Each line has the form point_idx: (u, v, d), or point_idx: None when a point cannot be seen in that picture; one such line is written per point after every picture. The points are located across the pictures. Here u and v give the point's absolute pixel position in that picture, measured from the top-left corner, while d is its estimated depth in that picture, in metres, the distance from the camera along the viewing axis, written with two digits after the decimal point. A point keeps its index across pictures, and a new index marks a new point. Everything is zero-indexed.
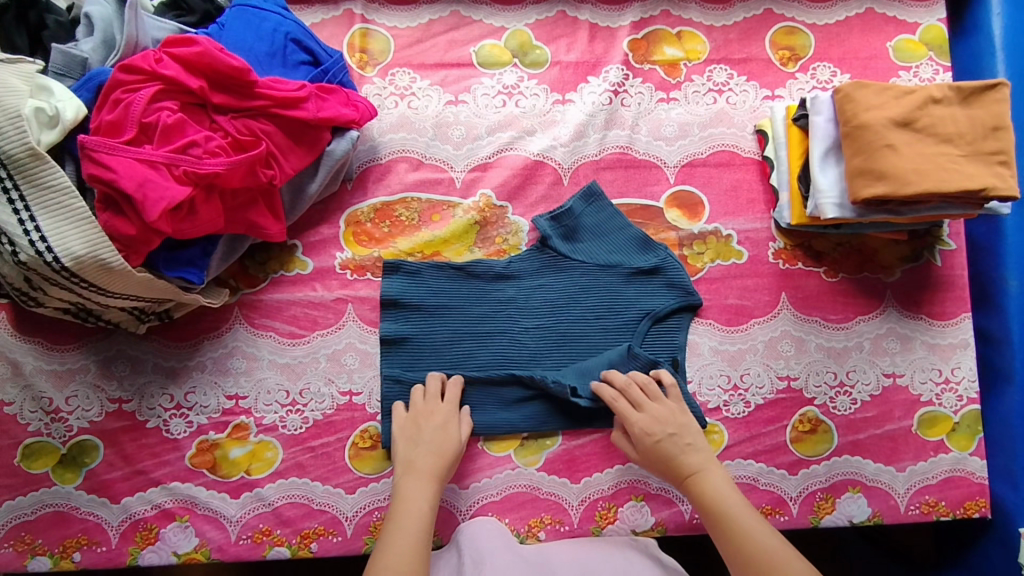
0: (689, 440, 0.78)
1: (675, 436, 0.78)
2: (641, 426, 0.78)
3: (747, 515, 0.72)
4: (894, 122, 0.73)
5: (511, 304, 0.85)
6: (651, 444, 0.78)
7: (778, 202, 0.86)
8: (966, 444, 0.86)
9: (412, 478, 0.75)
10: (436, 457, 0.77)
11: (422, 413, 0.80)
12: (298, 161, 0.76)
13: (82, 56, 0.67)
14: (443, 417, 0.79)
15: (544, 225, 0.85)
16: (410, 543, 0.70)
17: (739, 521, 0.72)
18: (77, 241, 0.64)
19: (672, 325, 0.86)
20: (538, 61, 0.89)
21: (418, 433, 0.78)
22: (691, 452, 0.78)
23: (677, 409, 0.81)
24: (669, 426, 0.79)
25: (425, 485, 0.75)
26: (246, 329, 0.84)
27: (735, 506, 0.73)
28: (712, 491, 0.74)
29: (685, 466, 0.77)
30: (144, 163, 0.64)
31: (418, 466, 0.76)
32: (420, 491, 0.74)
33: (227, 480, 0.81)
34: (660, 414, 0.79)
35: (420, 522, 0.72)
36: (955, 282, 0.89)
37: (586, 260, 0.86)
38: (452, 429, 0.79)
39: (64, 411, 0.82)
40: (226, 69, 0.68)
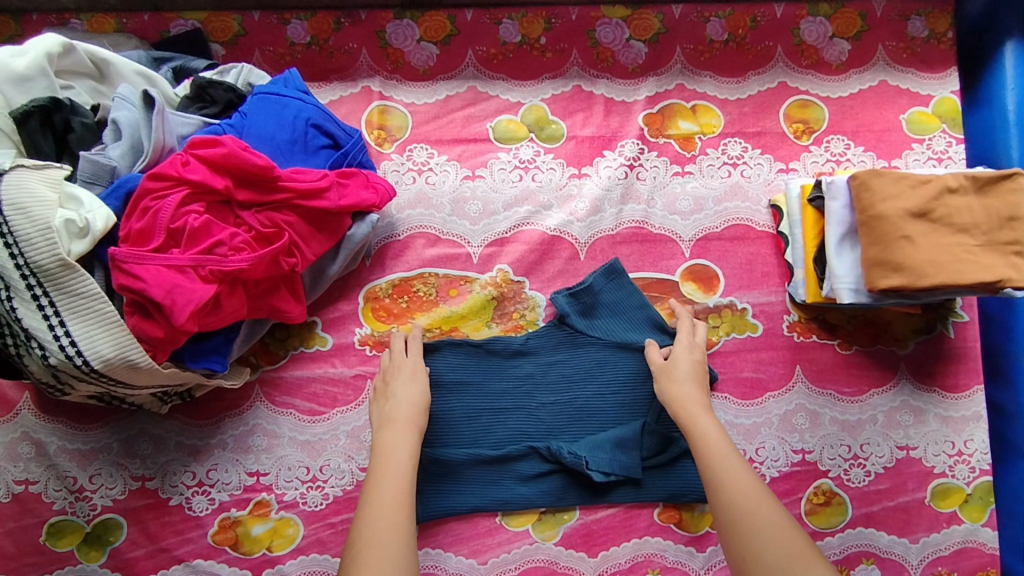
0: (691, 376, 0.80)
1: (691, 366, 0.81)
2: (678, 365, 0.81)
3: (732, 458, 0.71)
4: (910, 213, 0.73)
5: (529, 380, 0.86)
6: (666, 366, 0.82)
7: (793, 277, 0.87)
8: (978, 515, 0.88)
9: (390, 430, 0.76)
10: (409, 408, 0.78)
11: (390, 370, 0.82)
12: (319, 247, 0.77)
13: (110, 164, 0.68)
14: (410, 370, 0.82)
15: (562, 302, 0.86)
16: (390, 492, 0.70)
17: (721, 458, 0.71)
18: (106, 344, 0.65)
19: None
20: (554, 136, 0.90)
21: (389, 386, 0.81)
22: (693, 386, 0.79)
23: (700, 351, 0.83)
24: (689, 355, 0.82)
25: (406, 436, 0.76)
26: (267, 406, 0.85)
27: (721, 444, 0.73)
28: (702, 424, 0.75)
29: (682, 396, 0.78)
30: (172, 268, 0.65)
31: (396, 419, 0.77)
32: (397, 441, 0.75)
33: (250, 557, 0.83)
34: (682, 346, 0.83)
35: (401, 470, 0.73)
36: (968, 354, 0.90)
37: (602, 336, 0.87)
38: (419, 379, 0.81)
39: (88, 489, 0.83)
40: (251, 169, 0.69)
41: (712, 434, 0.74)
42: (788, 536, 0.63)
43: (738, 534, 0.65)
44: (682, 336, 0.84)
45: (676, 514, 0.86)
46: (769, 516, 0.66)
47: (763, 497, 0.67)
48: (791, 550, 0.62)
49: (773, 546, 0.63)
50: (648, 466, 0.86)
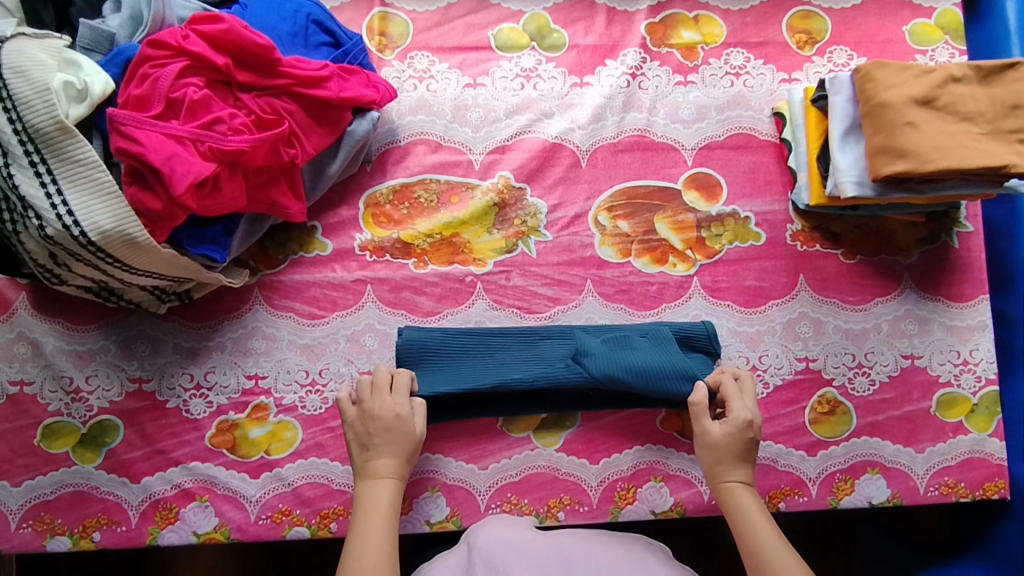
0: (738, 447, 0.76)
1: (742, 442, 0.76)
2: (722, 432, 0.75)
3: (773, 541, 0.69)
4: (914, 100, 0.73)
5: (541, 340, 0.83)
6: (712, 439, 0.76)
7: (796, 183, 0.87)
8: (986, 425, 0.86)
9: (372, 481, 0.73)
10: (391, 458, 0.74)
11: (371, 411, 0.75)
12: (319, 141, 0.77)
13: (110, 31, 0.69)
14: (393, 411, 0.75)
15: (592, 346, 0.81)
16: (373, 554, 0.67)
17: (762, 542, 0.69)
18: (103, 215, 0.64)
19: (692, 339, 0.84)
20: (556, 45, 0.90)
21: (371, 434, 0.74)
22: (733, 453, 0.75)
23: (755, 415, 0.77)
24: (745, 431, 0.76)
25: (389, 485, 0.73)
26: (265, 310, 0.84)
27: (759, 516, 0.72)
28: (740, 502, 0.73)
29: (725, 470, 0.75)
30: (170, 138, 0.65)
31: (378, 468, 0.73)
32: (379, 495, 0.72)
33: (247, 460, 0.82)
34: (738, 419, 0.76)
35: (384, 526, 0.70)
36: (972, 264, 0.89)
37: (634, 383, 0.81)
38: (403, 424, 0.75)
39: (84, 391, 0.82)
40: (251, 47, 0.69)
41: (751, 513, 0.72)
42: None
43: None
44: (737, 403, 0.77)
45: (679, 423, 0.85)
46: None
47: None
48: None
49: None
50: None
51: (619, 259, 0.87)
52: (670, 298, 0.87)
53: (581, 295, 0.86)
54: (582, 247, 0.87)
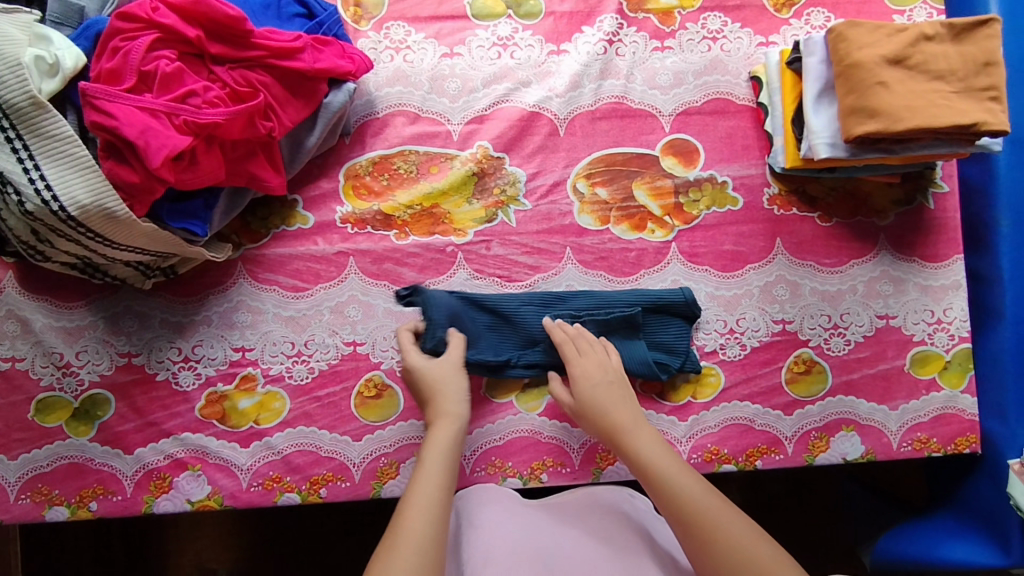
0: (619, 403, 0.78)
1: (609, 390, 0.79)
2: (581, 375, 0.80)
3: (675, 469, 0.72)
4: (887, 60, 0.73)
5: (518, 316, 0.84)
6: (586, 395, 0.79)
7: (772, 147, 0.87)
8: (958, 382, 0.88)
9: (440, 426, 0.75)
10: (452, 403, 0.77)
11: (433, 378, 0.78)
12: (296, 114, 0.77)
13: (79, 5, 0.69)
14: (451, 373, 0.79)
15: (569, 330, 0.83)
16: (422, 512, 0.66)
17: (664, 476, 0.71)
18: (82, 190, 0.65)
19: (670, 303, 0.85)
20: (532, 12, 0.90)
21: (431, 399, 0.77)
22: (621, 404, 0.78)
23: (603, 367, 0.81)
24: (604, 380, 0.80)
25: (449, 427, 0.75)
26: (249, 283, 0.86)
27: (668, 462, 0.73)
28: (643, 444, 0.74)
29: (618, 425, 0.76)
30: (144, 111, 0.65)
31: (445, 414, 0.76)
32: (443, 438, 0.74)
33: (237, 430, 0.84)
34: (596, 376, 0.80)
35: (435, 486, 0.69)
36: (948, 225, 0.90)
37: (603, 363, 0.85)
38: (454, 388, 0.78)
39: (75, 365, 0.84)
40: (222, 18, 0.69)
41: (654, 459, 0.73)
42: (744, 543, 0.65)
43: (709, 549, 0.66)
44: (585, 362, 0.81)
45: (658, 385, 0.87)
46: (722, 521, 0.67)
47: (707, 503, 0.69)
48: (747, 533, 0.66)
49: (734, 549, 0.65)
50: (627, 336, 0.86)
51: (598, 226, 0.88)
52: (648, 264, 0.88)
53: (561, 263, 0.87)
54: (561, 216, 0.88)
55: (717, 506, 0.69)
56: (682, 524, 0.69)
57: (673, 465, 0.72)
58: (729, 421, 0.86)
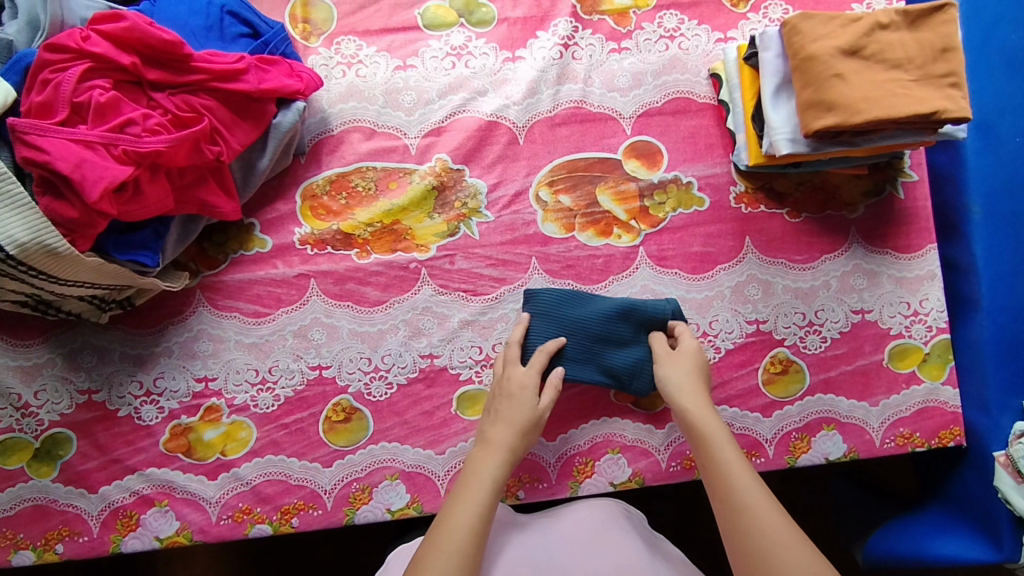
0: (700, 398, 0.76)
1: (689, 380, 0.77)
2: (665, 362, 0.79)
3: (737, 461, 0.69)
4: (841, 51, 0.72)
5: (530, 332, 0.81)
6: (667, 381, 0.78)
7: (736, 144, 0.86)
8: (938, 373, 0.86)
9: (488, 449, 0.74)
10: (508, 429, 0.75)
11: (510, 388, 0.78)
12: (244, 136, 0.75)
13: (7, 39, 0.67)
14: (528, 382, 0.78)
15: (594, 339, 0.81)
16: (463, 521, 0.66)
17: (724, 465, 0.69)
18: (19, 228, 0.63)
19: (661, 317, 0.82)
20: (484, 20, 0.89)
21: (497, 404, 0.78)
22: (693, 387, 0.77)
23: (698, 368, 0.79)
24: (686, 371, 0.78)
25: (496, 452, 0.73)
26: (209, 311, 0.84)
27: (731, 454, 0.70)
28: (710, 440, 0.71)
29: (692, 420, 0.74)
30: (79, 143, 0.64)
31: (500, 439, 0.74)
32: (488, 462, 0.72)
33: (203, 462, 0.82)
34: (680, 375, 0.78)
35: (486, 495, 0.69)
36: (919, 214, 0.88)
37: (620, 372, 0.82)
38: (529, 397, 0.77)
39: (34, 405, 0.81)
40: (158, 43, 0.67)
41: (719, 445, 0.71)
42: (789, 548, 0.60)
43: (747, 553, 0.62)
44: (677, 360, 0.79)
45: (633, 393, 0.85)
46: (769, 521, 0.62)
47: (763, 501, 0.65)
48: (798, 544, 0.60)
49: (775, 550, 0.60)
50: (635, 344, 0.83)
51: (563, 234, 0.86)
52: (617, 270, 0.86)
53: (527, 274, 0.86)
54: (525, 225, 0.86)
55: (770, 510, 0.64)
56: (729, 526, 0.65)
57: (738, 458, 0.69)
58: None
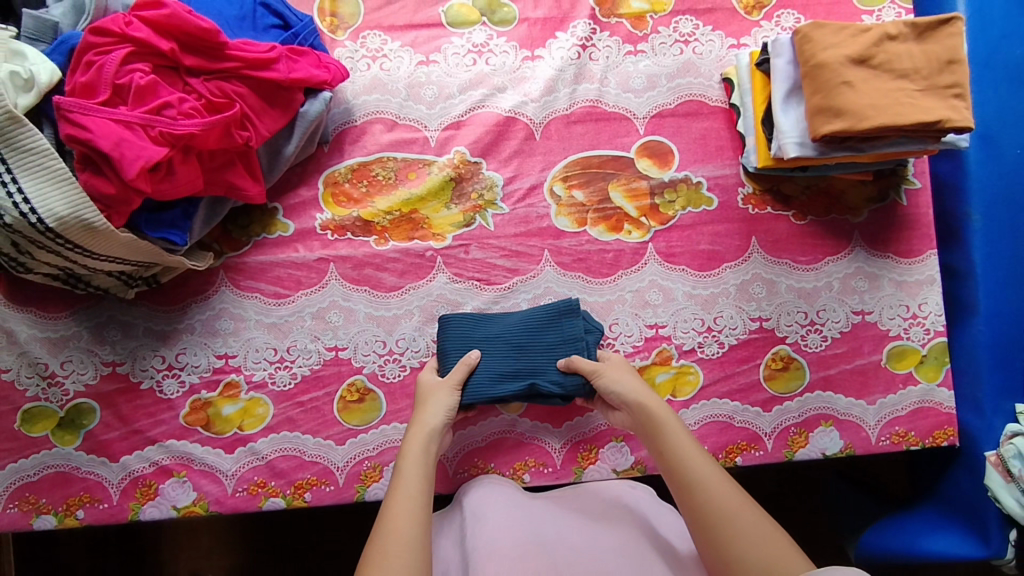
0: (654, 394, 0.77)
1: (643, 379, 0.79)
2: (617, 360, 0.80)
3: (695, 455, 0.70)
4: (851, 59, 0.75)
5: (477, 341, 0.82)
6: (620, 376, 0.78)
7: (745, 147, 0.89)
8: (934, 375, 0.88)
9: (414, 432, 0.74)
10: (430, 414, 0.75)
11: (425, 391, 0.79)
12: (272, 123, 0.79)
13: (53, 20, 0.70)
14: (442, 386, 0.78)
15: (512, 352, 0.82)
16: (403, 513, 0.64)
17: (685, 460, 0.69)
18: (59, 202, 0.66)
19: (577, 317, 0.83)
20: (506, 19, 0.92)
21: (420, 402, 0.78)
22: (642, 384, 0.78)
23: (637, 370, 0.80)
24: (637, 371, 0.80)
25: (423, 435, 0.73)
26: (232, 291, 0.87)
27: (689, 448, 0.71)
28: (670, 438, 0.72)
29: (647, 413, 0.74)
30: (120, 123, 0.67)
31: (423, 422, 0.75)
32: (415, 443, 0.72)
33: (221, 436, 0.84)
34: (620, 375, 0.78)
35: (420, 478, 0.68)
36: (921, 220, 0.91)
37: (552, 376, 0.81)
38: (445, 391, 0.78)
39: (60, 375, 0.84)
40: (195, 31, 0.70)
41: (676, 441, 0.71)
42: (769, 541, 0.61)
43: (724, 551, 0.62)
44: (620, 363, 0.80)
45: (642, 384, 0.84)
46: (742, 513, 0.64)
47: (730, 492, 0.66)
48: (769, 533, 0.62)
49: (753, 546, 0.61)
50: (562, 344, 0.82)
51: (575, 228, 0.89)
52: (626, 264, 0.89)
53: (539, 265, 0.88)
54: (539, 219, 0.89)
55: (736, 500, 0.65)
56: (700, 521, 0.65)
57: (695, 452, 0.70)
58: (708, 418, 0.87)
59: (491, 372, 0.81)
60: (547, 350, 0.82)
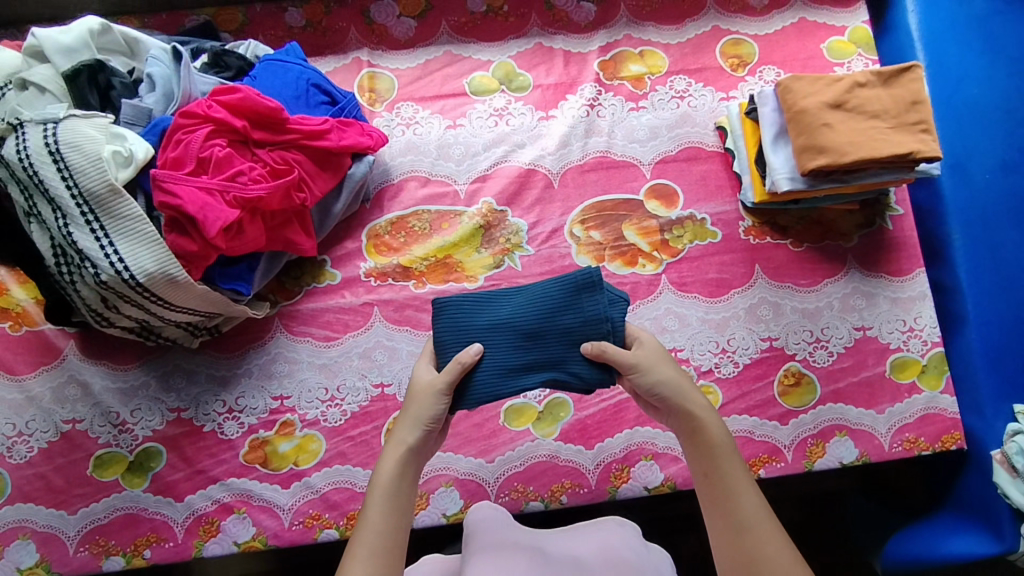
0: (700, 400, 0.72)
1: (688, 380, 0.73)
2: (661, 357, 0.73)
3: (739, 479, 0.68)
4: (827, 105, 0.87)
5: (482, 331, 0.74)
6: (664, 378, 0.72)
7: (742, 185, 1.00)
8: (936, 383, 0.95)
9: (392, 451, 0.70)
10: (411, 429, 0.70)
11: (413, 394, 0.72)
12: (324, 185, 0.89)
13: (148, 108, 0.82)
14: (432, 392, 0.71)
15: (523, 340, 0.73)
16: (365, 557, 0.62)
17: (729, 482, 0.68)
18: (149, 259, 0.76)
19: (595, 293, 0.73)
20: (522, 86, 1.05)
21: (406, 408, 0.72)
22: (689, 388, 0.72)
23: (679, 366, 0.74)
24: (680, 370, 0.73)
25: (403, 457, 0.69)
26: (286, 336, 0.95)
27: (734, 470, 0.68)
28: (717, 455, 0.69)
29: (697, 427, 0.71)
30: (203, 190, 0.77)
31: (401, 440, 0.70)
32: (388, 470, 0.68)
33: (279, 472, 0.90)
34: (667, 375, 0.72)
35: (389, 512, 0.66)
36: (906, 242, 1.00)
37: (569, 367, 0.73)
38: (433, 399, 0.71)
39: (129, 422, 0.92)
40: (264, 110, 0.82)
41: (722, 459, 0.69)
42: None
43: None
44: (661, 357, 0.73)
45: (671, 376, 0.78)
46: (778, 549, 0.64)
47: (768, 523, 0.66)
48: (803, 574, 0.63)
49: None
50: (579, 328, 0.73)
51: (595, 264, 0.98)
52: (643, 295, 0.98)
53: None
54: (561, 258, 0.98)
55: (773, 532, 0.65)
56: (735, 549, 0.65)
57: (738, 475, 0.68)
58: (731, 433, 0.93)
59: (499, 366, 0.73)
60: (565, 335, 0.73)
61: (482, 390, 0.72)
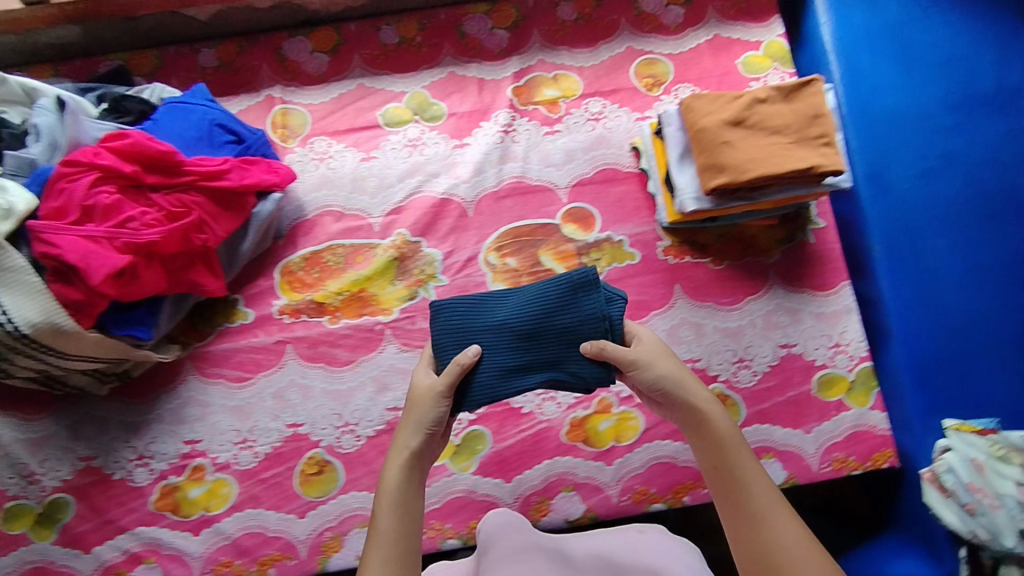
0: (703, 393, 0.71)
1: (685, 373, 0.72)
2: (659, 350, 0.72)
3: (753, 472, 0.66)
4: (726, 122, 0.86)
5: (471, 334, 0.72)
6: (659, 371, 0.70)
7: (658, 205, 0.99)
8: (864, 400, 0.93)
9: (393, 459, 0.68)
10: (414, 435, 0.69)
11: (416, 398, 0.71)
12: (228, 224, 0.89)
13: (31, 158, 0.81)
14: (430, 396, 0.70)
15: (523, 341, 0.72)
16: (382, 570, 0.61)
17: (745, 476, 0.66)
18: (34, 310, 0.75)
19: (589, 292, 0.71)
20: (436, 115, 1.05)
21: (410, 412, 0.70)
22: (688, 381, 0.71)
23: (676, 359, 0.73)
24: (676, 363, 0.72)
25: (405, 463, 0.67)
26: (198, 378, 0.94)
27: (749, 463, 0.67)
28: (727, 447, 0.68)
29: (703, 420, 0.69)
30: (87, 239, 0.77)
31: (404, 446, 0.68)
32: (392, 478, 0.67)
33: (189, 519, 0.88)
34: (661, 366, 0.71)
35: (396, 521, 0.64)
36: (829, 255, 0.98)
37: (565, 367, 0.71)
38: (437, 402, 0.70)
39: (38, 473, 0.90)
40: (155, 154, 0.82)
41: (732, 452, 0.67)
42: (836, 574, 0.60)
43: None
44: (654, 351, 0.72)
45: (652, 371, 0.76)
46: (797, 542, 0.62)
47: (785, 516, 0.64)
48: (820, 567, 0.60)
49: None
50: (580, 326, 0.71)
51: None
52: None
53: None
54: (476, 287, 0.97)
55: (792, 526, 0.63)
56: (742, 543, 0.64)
57: (757, 469, 0.67)
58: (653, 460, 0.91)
59: (495, 368, 0.71)
60: (563, 334, 0.71)
61: (477, 393, 0.71)
